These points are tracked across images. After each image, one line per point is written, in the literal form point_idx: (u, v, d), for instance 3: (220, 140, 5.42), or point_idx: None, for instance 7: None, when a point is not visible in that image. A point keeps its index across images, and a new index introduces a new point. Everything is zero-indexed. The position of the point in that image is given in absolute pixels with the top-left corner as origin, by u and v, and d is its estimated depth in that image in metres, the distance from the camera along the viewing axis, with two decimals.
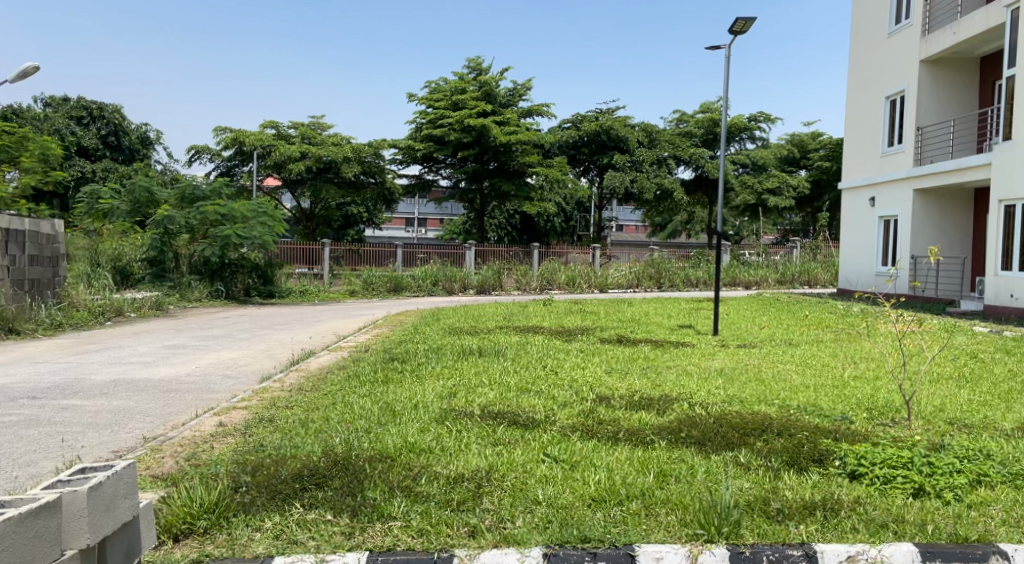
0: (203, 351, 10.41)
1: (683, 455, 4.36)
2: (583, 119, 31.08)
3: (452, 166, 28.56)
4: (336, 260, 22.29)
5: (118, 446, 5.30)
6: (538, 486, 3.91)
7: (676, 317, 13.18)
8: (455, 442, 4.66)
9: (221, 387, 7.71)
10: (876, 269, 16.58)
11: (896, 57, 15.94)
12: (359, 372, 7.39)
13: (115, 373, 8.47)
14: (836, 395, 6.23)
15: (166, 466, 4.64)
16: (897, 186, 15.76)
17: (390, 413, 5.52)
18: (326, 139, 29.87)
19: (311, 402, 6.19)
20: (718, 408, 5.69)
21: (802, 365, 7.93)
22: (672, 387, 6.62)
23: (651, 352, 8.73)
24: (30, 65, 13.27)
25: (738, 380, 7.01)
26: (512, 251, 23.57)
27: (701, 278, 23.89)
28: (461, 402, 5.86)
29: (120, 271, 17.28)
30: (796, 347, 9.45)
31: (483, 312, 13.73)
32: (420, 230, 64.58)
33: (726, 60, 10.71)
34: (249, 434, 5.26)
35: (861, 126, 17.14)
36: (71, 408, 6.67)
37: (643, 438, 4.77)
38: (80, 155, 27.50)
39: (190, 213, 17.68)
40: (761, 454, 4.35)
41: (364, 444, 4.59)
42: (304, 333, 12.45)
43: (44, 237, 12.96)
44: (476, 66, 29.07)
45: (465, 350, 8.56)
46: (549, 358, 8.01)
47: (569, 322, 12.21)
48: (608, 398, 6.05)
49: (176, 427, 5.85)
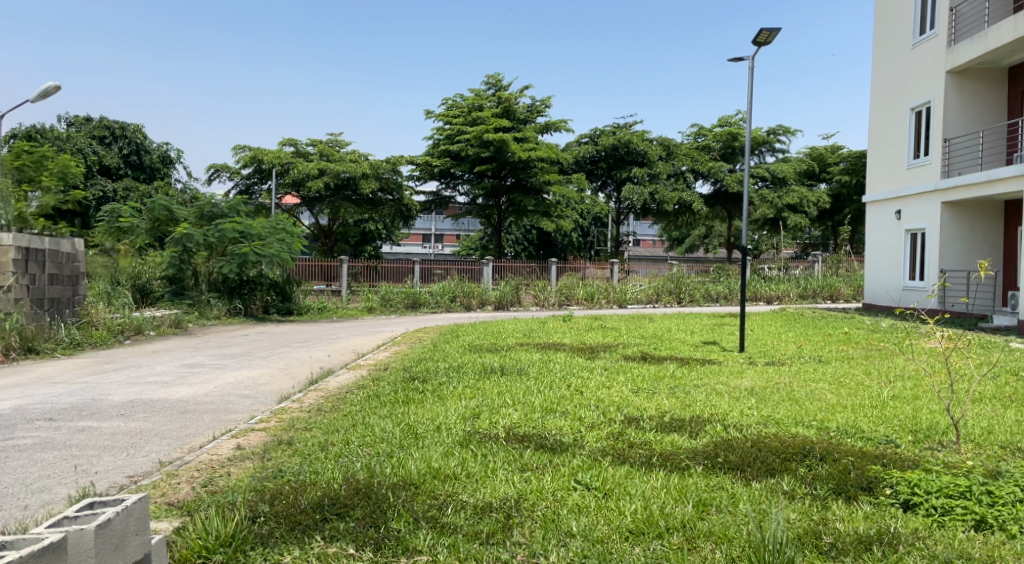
0: (222, 370, 10.27)
1: (723, 482, 4.15)
2: (601, 134, 30.93)
3: (469, 181, 28.46)
4: (355, 277, 22.02)
5: (133, 471, 5.16)
6: (571, 516, 3.71)
7: (699, 334, 12.92)
8: (481, 468, 4.45)
9: (239, 408, 7.56)
10: (903, 283, 16.27)
11: (921, 68, 15.69)
12: (380, 392, 7.21)
13: (133, 394, 8.34)
14: (876, 416, 5.98)
15: (181, 493, 4.47)
16: (924, 199, 15.47)
17: (412, 436, 5.33)
18: (344, 156, 29.86)
19: (330, 423, 6.01)
20: (753, 431, 5.45)
21: (835, 384, 7.66)
22: (703, 407, 6.39)
23: (677, 370, 8.49)
24: (51, 84, 13.31)
25: (770, 400, 6.77)
26: (529, 267, 23.27)
27: (722, 293, 23.57)
28: (485, 424, 5.66)
29: (139, 289, 17.29)
30: (828, 364, 9.17)
31: (502, 328, 13.52)
32: (437, 245, 64.65)
33: (750, 72, 10.54)
34: (267, 458, 5.09)
35: (886, 137, 16.86)
36: (88, 430, 6.55)
37: (678, 463, 4.55)
38: (101, 174, 27.67)
39: (209, 230, 17.63)
40: (806, 482, 4.15)
41: (386, 470, 4.39)
42: (323, 351, 12.30)
43: (63, 256, 12.90)
44: (495, 83, 29.06)
45: (487, 369, 8.35)
46: (573, 377, 7.80)
47: (590, 339, 11.96)
48: (637, 420, 5.83)
49: (192, 450, 5.70)
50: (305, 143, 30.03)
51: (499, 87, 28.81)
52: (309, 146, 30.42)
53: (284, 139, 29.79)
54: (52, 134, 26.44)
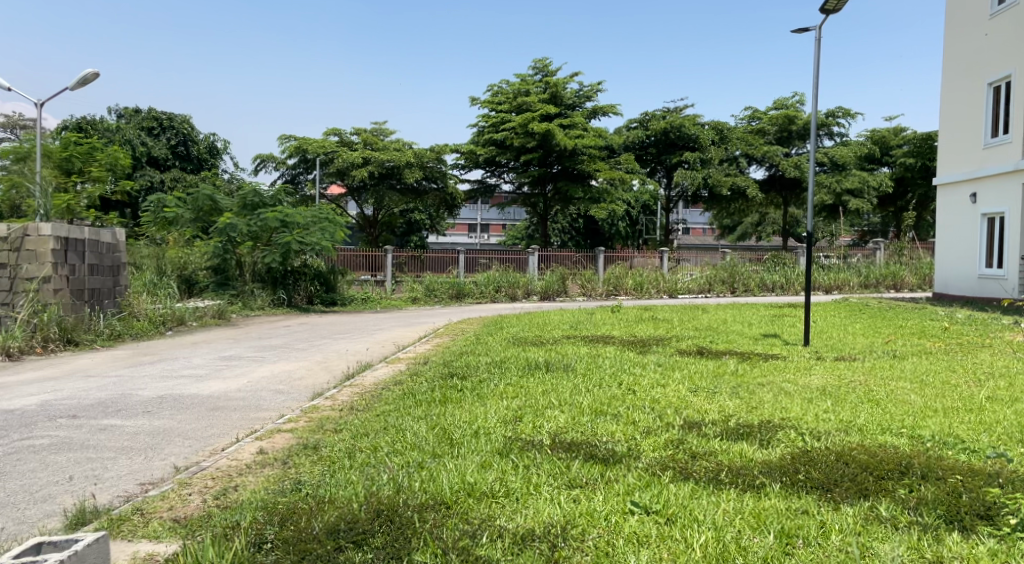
0: (258, 363, 9.87)
1: (808, 506, 3.55)
2: (650, 118, 29.89)
3: (515, 169, 27.87)
4: (399, 267, 21.62)
5: (145, 478, 4.70)
6: (629, 551, 3.17)
7: (758, 326, 12.15)
8: (523, 484, 3.89)
9: (270, 405, 7.10)
10: (979, 271, 15.29)
11: (1000, 40, 14.61)
12: (416, 390, 6.67)
13: (163, 389, 7.95)
14: (973, 423, 5.31)
15: (191, 506, 3.99)
16: (1004, 181, 14.45)
17: (448, 442, 4.79)
18: (388, 145, 29.52)
19: (362, 425, 5.50)
20: (837, 440, 4.78)
21: (917, 383, 6.94)
22: (772, 411, 5.70)
23: (739, 366, 7.81)
24: (89, 72, 12.95)
25: (847, 401, 6.07)
26: (576, 257, 22.60)
27: (778, 282, 22.49)
28: (528, 428, 5.09)
29: (184, 281, 17.04)
30: (905, 359, 8.40)
31: (549, 320, 12.90)
32: (483, 236, 64.39)
33: (818, 43, 9.69)
34: (289, 466, 4.61)
35: (960, 116, 15.77)
36: (110, 429, 6.11)
37: (751, 481, 3.92)
38: (150, 164, 27.79)
39: (252, 220, 17.30)
40: (909, 507, 3.54)
41: (415, 486, 3.86)
42: (363, 343, 11.86)
43: (104, 246, 12.60)
44: (543, 68, 28.37)
45: (531, 364, 7.78)
46: (624, 374, 7.19)
47: (641, 331, 11.29)
48: (698, 425, 5.20)
49: (214, 454, 5.23)
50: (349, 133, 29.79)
51: (547, 72, 28.15)
52: (353, 135, 30.16)
53: (329, 128, 29.63)
54: (102, 125, 26.60)
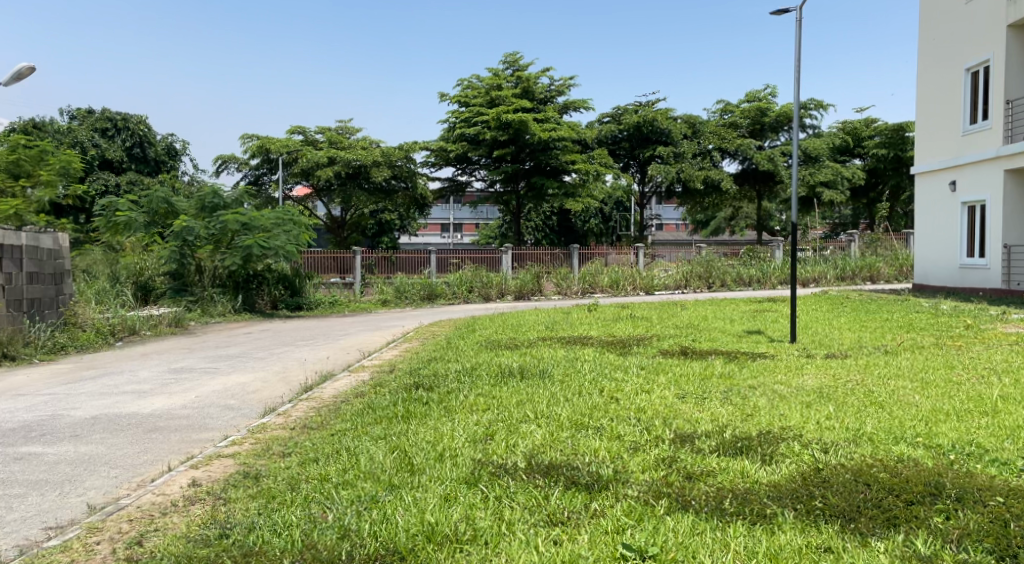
0: (209, 376, 9.11)
1: (833, 544, 3.03)
2: (623, 111, 29.38)
3: (487, 166, 27.19)
4: (369, 269, 20.93)
5: (52, 522, 4.02)
6: None
7: (741, 322, 11.64)
8: (494, 522, 3.28)
9: (215, 424, 6.39)
10: (960, 262, 14.97)
11: (977, 25, 14.30)
12: (377, 404, 6.01)
13: (99, 408, 7.20)
14: (989, 428, 4.78)
15: (95, 560, 3.34)
16: (984, 168, 14.12)
17: (408, 469, 4.16)
18: (354, 143, 28.79)
19: (313, 448, 4.84)
20: (848, 453, 4.22)
21: (918, 382, 6.42)
22: (770, 418, 5.13)
23: (727, 367, 7.25)
24: (26, 65, 11.99)
25: (849, 406, 5.53)
26: (550, 253, 22.03)
27: (755, 277, 22.07)
28: (501, 448, 4.47)
29: (141, 287, 16.28)
30: (897, 355, 7.92)
31: (524, 321, 12.28)
32: (456, 235, 63.75)
33: (799, 26, 9.11)
34: (223, 502, 3.95)
35: (937, 104, 15.41)
36: (25, 459, 5.37)
37: (761, 510, 3.34)
38: (104, 167, 26.75)
39: (211, 222, 16.49)
40: (949, 541, 3.02)
41: (367, 528, 3.25)
42: (326, 351, 11.10)
43: (44, 252, 11.71)
44: (513, 62, 27.78)
45: (504, 371, 7.16)
46: (604, 380, 6.57)
47: (619, 330, 10.71)
48: (692, 438, 4.60)
49: (139, 487, 4.54)
50: (313, 131, 29.02)
51: (517, 67, 27.54)
52: (318, 133, 29.42)
53: (293, 127, 28.78)
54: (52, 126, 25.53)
